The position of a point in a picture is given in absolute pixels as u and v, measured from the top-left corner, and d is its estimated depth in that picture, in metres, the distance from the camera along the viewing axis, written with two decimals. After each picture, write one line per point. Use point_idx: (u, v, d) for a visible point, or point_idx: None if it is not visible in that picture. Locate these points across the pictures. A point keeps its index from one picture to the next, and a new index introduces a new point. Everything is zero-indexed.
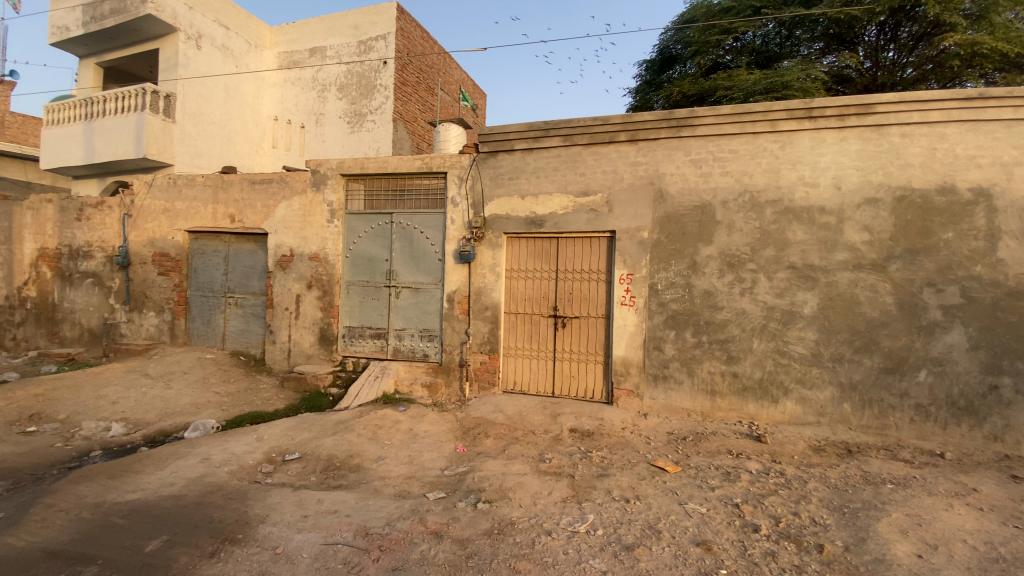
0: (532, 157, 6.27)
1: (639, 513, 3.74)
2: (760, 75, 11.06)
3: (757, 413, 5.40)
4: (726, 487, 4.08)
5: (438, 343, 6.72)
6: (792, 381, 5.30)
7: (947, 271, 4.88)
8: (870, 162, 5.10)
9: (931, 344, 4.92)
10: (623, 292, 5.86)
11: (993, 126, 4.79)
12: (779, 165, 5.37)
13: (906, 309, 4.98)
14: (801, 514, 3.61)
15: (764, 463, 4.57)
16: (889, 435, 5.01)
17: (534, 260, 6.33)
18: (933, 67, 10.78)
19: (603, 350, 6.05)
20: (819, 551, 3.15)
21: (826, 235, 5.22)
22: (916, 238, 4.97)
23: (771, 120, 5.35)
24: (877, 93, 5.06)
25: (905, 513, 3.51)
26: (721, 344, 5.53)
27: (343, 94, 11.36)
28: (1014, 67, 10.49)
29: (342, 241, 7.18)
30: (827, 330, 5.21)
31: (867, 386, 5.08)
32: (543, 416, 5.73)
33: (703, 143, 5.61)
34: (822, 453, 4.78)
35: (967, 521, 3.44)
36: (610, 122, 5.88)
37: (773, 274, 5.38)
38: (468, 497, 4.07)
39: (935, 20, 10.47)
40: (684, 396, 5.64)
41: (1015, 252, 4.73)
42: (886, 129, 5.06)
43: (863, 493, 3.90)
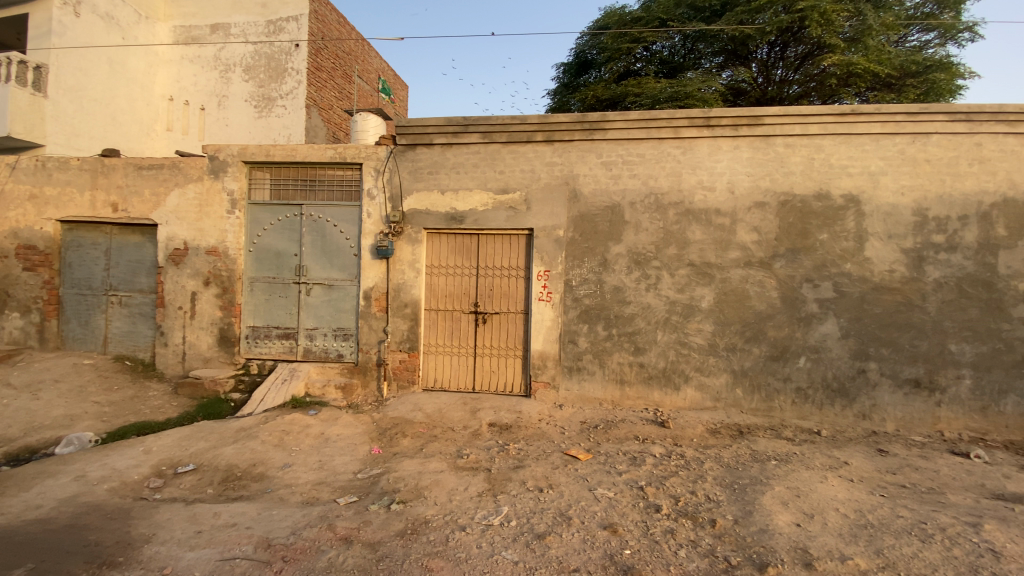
0: (451, 152, 6.21)
1: (551, 502, 3.84)
2: (666, 84, 11.79)
3: (662, 400, 5.76)
4: (632, 471, 4.31)
5: (353, 342, 6.46)
6: (692, 369, 5.70)
7: (822, 268, 5.49)
8: (759, 169, 5.60)
9: (808, 333, 5.51)
10: (540, 287, 5.98)
11: (863, 140, 5.44)
12: (681, 169, 5.74)
13: (788, 302, 5.54)
14: (698, 492, 3.90)
15: (667, 447, 4.88)
16: (774, 416, 5.55)
17: (454, 256, 6.28)
18: (815, 85, 12.09)
19: (522, 345, 6.14)
20: (712, 525, 3.43)
21: (722, 235, 5.67)
22: (797, 238, 5.53)
23: (675, 127, 5.71)
24: (765, 106, 5.57)
25: (786, 486, 3.91)
26: (630, 336, 5.82)
27: (249, 76, 10.57)
28: (883, 86, 11.87)
29: (245, 234, 6.69)
30: (722, 323, 5.66)
31: (756, 372, 5.59)
32: (463, 412, 5.71)
33: (614, 146, 5.87)
34: (718, 434, 5.19)
35: (835, 489, 3.89)
36: (527, 121, 5.98)
37: (676, 270, 5.74)
38: (382, 499, 3.96)
39: (815, 43, 11.72)
40: (596, 386, 5.88)
41: (876, 252, 5.41)
42: (772, 140, 5.59)
43: (751, 470, 4.29)
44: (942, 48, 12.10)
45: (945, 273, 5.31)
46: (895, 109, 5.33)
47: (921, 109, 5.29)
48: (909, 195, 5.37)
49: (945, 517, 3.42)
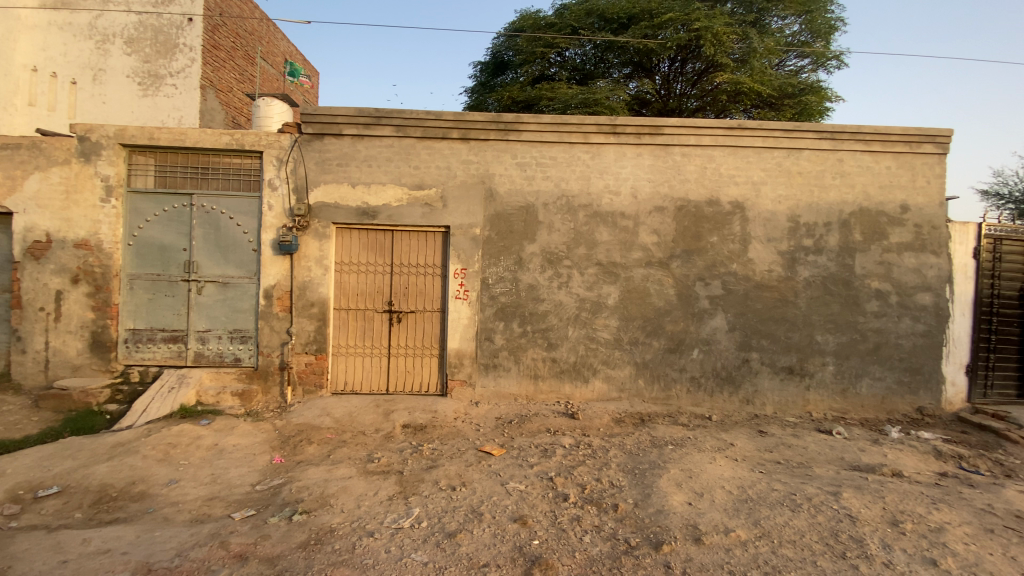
0: (362, 145, 5.99)
1: (463, 499, 3.86)
2: (577, 91, 12.29)
3: (572, 393, 5.99)
4: (543, 463, 4.45)
5: (253, 345, 6.02)
6: (599, 362, 5.99)
7: (713, 268, 6.00)
8: (660, 176, 6.01)
9: (701, 327, 6.00)
10: (457, 286, 5.96)
11: (747, 152, 6.02)
12: (590, 173, 6.00)
13: (684, 299, 6.00)
14: (603, 479, 4.11)
15: (576, 437, 5.09)
16: (672, 404, 5.99)
17: (366, 253, 6.07)
18: (710, 100, 13.13)
19: (438, 344, 6.08)
20: (615, 510, 3.63)
21: (626, 236, 6.00)
22: (692, 240, 6.01)
23: (584, 132, 5.96)
24: (666, 117, 5.98)
25: (680, 469, 4.23)
26: (543, 333, 5.98)
27: (132, 49, 9.42)
28: (766, 105, 13.18)
29: (124, 226, 5.99)
30: (626, 318, 6.00)
31: (656, 364, 6.00)
32: (375, 415, 5.54)
33: (527, 148, 5.99)
34: (622, 423, 5.50)
35: (722, 469, 4.29)
36: (442, 118, 5.92)
37: (585, 269, 6.00)
38: (283, 510, 3.74)
39: (709, 62, 12.81)
40: (511, 382, 5.98)
41: (758, 253, 6.02)
42: (671, 149, 6.01)
43: (650, 455, 4.60)
44: (814, 74, 13.68)
45: (813, 273, 6.03)
46: (774, 125, 5.96)
47: (795, 127, 5.95)
48: (785, 203, 6.03)
49: (811, 488, 3.89)
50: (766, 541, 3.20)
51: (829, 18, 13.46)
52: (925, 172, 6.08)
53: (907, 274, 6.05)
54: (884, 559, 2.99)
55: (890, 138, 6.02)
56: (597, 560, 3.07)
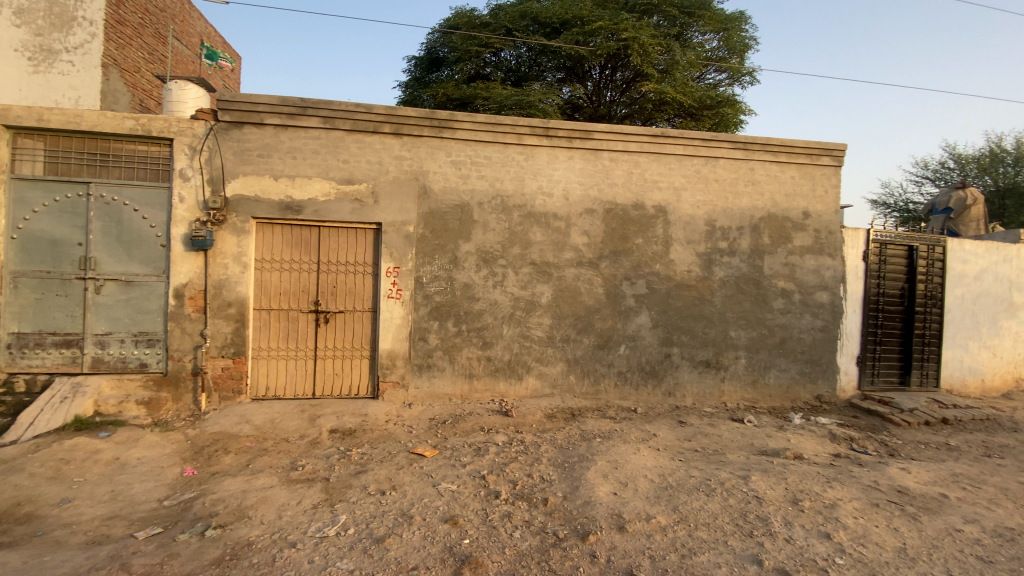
0: (286, 135, 5.70)
1: (393, 503, 3.79)
2: (512, 92, 12.44)
3: (507, 391, 6.06)
4: (476, 461, 4.47)
5: (161, 349, 5.54)
6: (533, 360, 6.10)
7: (638, 268, 6.29)
8: (590, 179, 6.21)
9: (628, 324, 6.28)
10: (390, 285, 5.83)
11: (670, 159, 6.37)
12: (524, 174, 6.09)
13: (612, 297, 6.24)
14: (533, 474, 4.19)
15: (509, 434, 5.14)
16: (601, 398, 6.22)
17: (290, 250, 5.77)
18: (637, 108, 13.74)
19: (369, 345, 5.91)
20: (545, 504, 3.72)
21: (559, 237, 6.15)
22: (619, 242, 6.26)
23: (518, 133, 6.04)
24: (595, 123, 6.18)
25: (607, 460, 4.40)
26: (477, 332, 5.99)
27: (20, 19, 8.23)
28: (688, 115, 13.97)
29: (6, 216, 5.31)
30: (558, 317, 6.15)
31: (587, 360, 6.20)
32: (299, 420, 5.29)
33: (462, 146, 5.97)
34: (554, 419, 5.64)
35: (645, 459, 4.51)
36: (374, 111, 5.76)
37: (519, 269, 6.07)
38: (195, 526, 3.49)
39: (637, 71, 13.40)
40: (445, 382, 5.94)
41: (679, 254, 6.39)
42: (600, 153, 6.23)
43: (580, 448, 4.75)
44: (730, 88, 14.66)
45: (728, 273, 6.48)
46: (694, 135, 6.34)
47: (713, 137, 6.37)
48: (703, 208, 6.44)
49: (724, 473, 4.18)
50: (684, 526, 3.41)
51: (743, 37, 14.49)
52: (823, 182, 6.72)
53: (808, 275, 6.66)
54: (785, 535, 3.27)
55: (794, 151, 6.60)
56: (526, 555, 3.12)
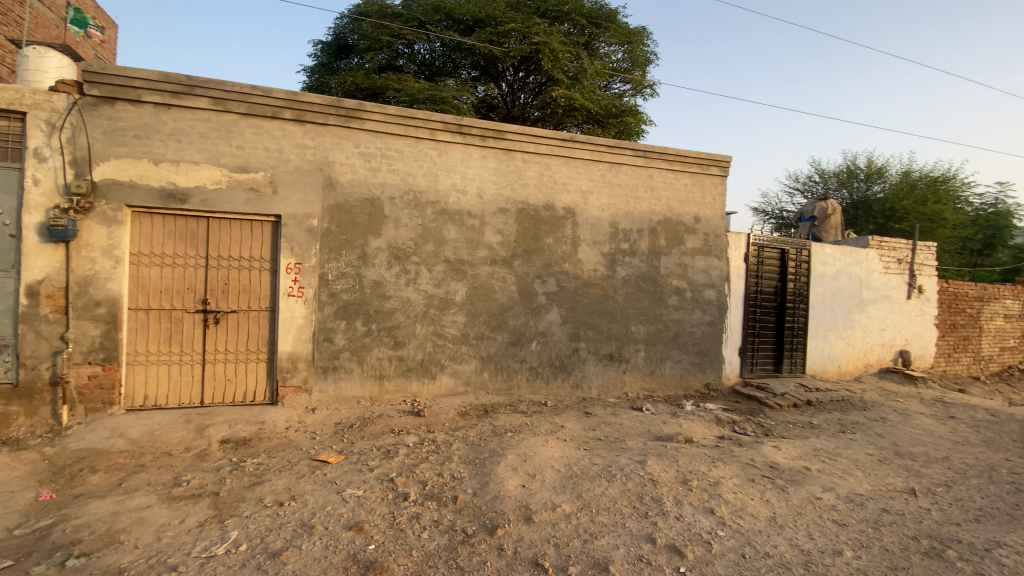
0: (170, 116, 5.14)
1: (292, 514, 3.57)
2: (425, 86, 12.26)
3: (419, 391, 5.95)
4: (384, 464, 4.34)
5: (9, 356, 4.75)
6: (446, 358, 6.05)
7: (549, 267, 6.48)
8: (503, 179, 6.28)
9: (539, 321, 6.44)
10: (290, 282, 5.47)
11: (579, 163, 6.64)
12: (436, 170, 6.00)
13: (524, 295, 6.37)
14: (444, 473, 4.15)
15: (421, 434, 5.05)
16: (514, 393, 6.33)
17: (174, 243, 5.21)
18: (548, 112, 14.17)
19: (267, 347, 5.50)
20: (454, 502, 3.70)
21: (473, 235, 6.15)
22: (531, 241, 6.40)
23: (430, 129, 5.95)
24: (508, 123, 6.27)
25: (517, 454, 4.49)
26: (388, 331, 5.82)
27: None
28: (595, 122, 14.65)
29: None
30: (472, 315, 6.15)
31: (500, 357, 6.28)
32: (185, 431, 4.80)
33: (371, 138, 5.76)
34: (467, 416, 5.63)
35: (553, 450, 4.66)
36: (273, 95, 5.37)
37: (433, 266, 5.99)
38: (52, 557, 3.04)
39: (548, 75, 13.76)
40: (353, 384, 5.70)
41: (587, 254, 6.67)
42: (513, 154, 6.33)
43: (491, 443, 4.80)
44: (633, 98, 15.55)
45: (630, 273, 6.89)
46: (600, 141, 6.66)
47: (617, 143, 6.73)
48: (608, 211, 6.78)
49: (624, 459, 4.45)
50: (586, 512, 3.57)
51: (645, 51, 15.41)
52: (712, 190, 7.37)
53: (699, 274, 7.27)
54: (675, 513, 3.55)
55: (687, 160, 7.17)
56: (433, 555, 3.09)
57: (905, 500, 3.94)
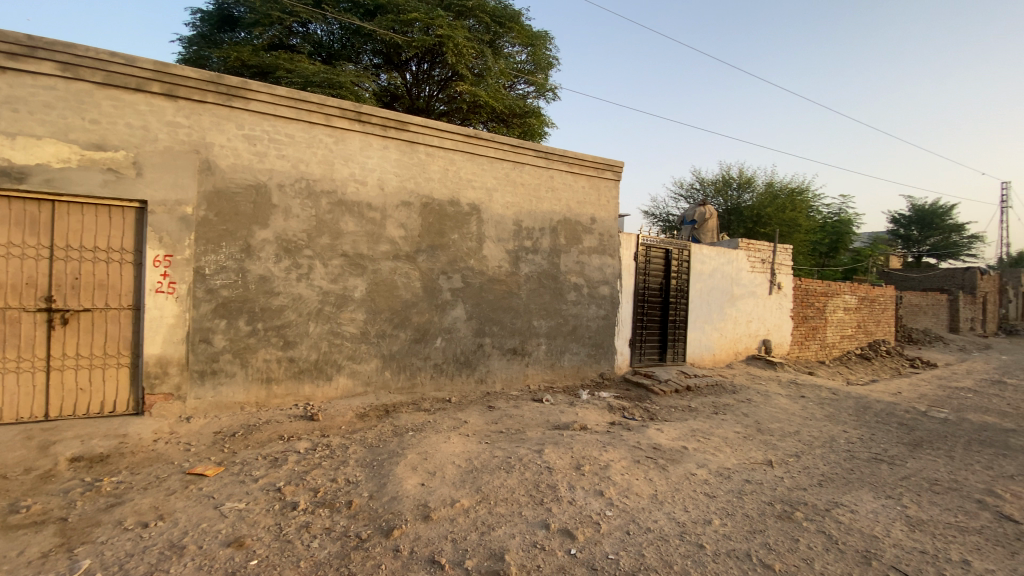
0: (3, 78, 4.32)
1: (159, 535, 3.18)
2: (320, 68, 11.72)
3: (312, 393, 5.61)
4: (271, 474, 4.03)
5: None
6: (343, 358, 5.77)
7: (453, 263, 6.43)
8: (405, 171, 6.11)
9: (443, 317, 6.37)
10: (159, 277, 4.88)
11: (483, 159, 6.67)
12: (333, 159, 5.69)
13: (428, 291, 6.26)
14: (338, 478, 3.95)
15: (313, 439, 4.75)
16: (416, 391, 6.20)
17: (6, 229, 4.38)
18: (454, 107, 14.14)
19: (131, 350, 4.86)
20: (348, 507, 3.54)
21: (373, 228, 5.91)
22: (435, 236, 6.31)
23: (326, 114, 5.62)
24: (410, 115, 6.12)
25: (417, 453, 4.40)
26: (277, 330, 5.42)
27: None
28: (500, 120, 14.84)
29: None
30: (372, 311, 5.92)
31: (402, 355, 6.12)
32: (22, 449, 4.07)
33: (257, 120, 5.30)
34: (366, 417, 5.41)
35: (455, 446, 4.64)
36: (137, 65, 4.75)
37: (329, 261, 5.67)
38: None
39: (453, 70, 13.69)
40: (236, 389, 5.22)
41: (492, 251, 6.72)
42: (416, 146, 6.19)
43: (390, 444, 4.66)
44: (537, 100, 15.97)
45: (532, 269, 7.06)
46: (503, 139, 6.74)
47: (519, 143, 6.87)
48: (512, 209, 6.89)
49: (523, 450, 4.56)
50: (485, 504, 3.60)
51: (548, 55, 15.87)
52: (608, 192, 7.80)
53: (595, 272, 7.66)
54: (569, 498, 3.70)
55: (585, 162, 7.52)
56: (323, 564, 2.92)
57: (764, 471, 4.47)
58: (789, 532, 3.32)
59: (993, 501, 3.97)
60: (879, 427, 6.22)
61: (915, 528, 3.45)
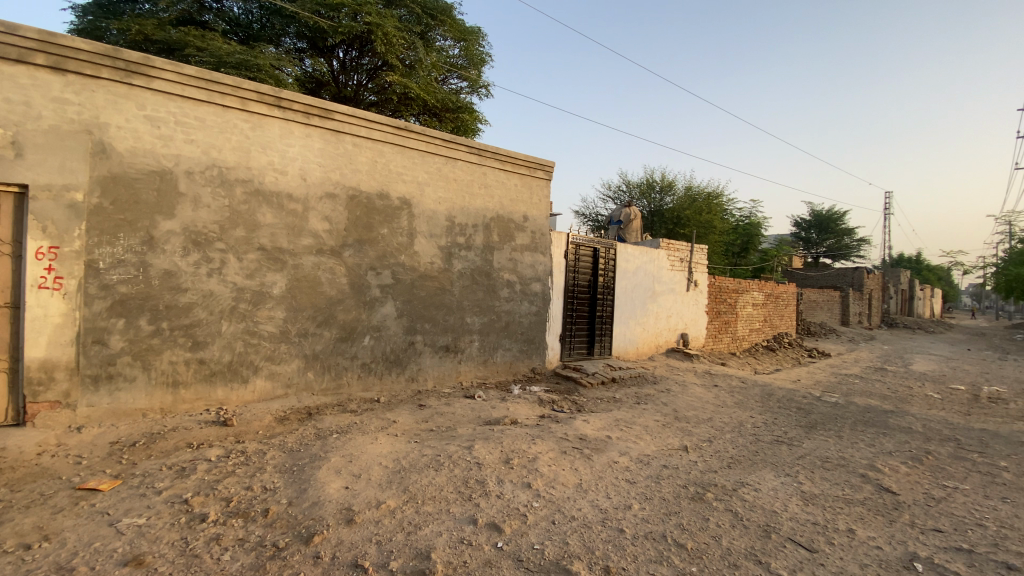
0: None
1: (42, 558, 2.82)
2: (235, 48, 11.03)
3: (226, 397, 5.25)
4: (177, 485, 3.71)
5: None
6: (260, 359, 5.44)
7: (382, 258, 6.24)
8: (330, 162, 5.85)
9: (371, 315, 6.17)
10: (43, 272, 4.33)
11: (414, 153, 6.53)
12: (249, 146, 5.33)
13: (355, 287, 6.04)
14: (253, 486, 3.71)
15: (226, 446, 4.43)
16: (342, 392, 5.97)
17: None
18: (383, 98, 13.78)
19: (10, 353, 4.29)
20: (265, 515, 3.34)
21: (294, 221, 5.61)
22: (363, 231, 6.09)
23: (241, 98, 5.26)
24: (335, 103, 5.87)
25: (341, 455, 4.24)
26: (185, 330, 5.00)
27: None
28: (432, 114, 14.63)
29: None
30: (293, 309, 5.62)
31: (326, 354, 5.87)
32: None
33: (161, 100, 4.85)
34: (286, 420, 5.13)
35: (382, 447, 4.51)
36: (14, 31, 4.18)
37: (244, 255, 5.31)
38: None
39: (382, 60, 13.31)
40: (137, 395, 4.77)
41: (423, 247, 6.60)
42: (342, 136, 5.94)
43: (312, 447, 4.45)
44: (470, 96, 15.89)
45: (465, 266, 7.02)
46: (435, 134, 6.64)
47: (451, 138, 6.80)
48: (444, 204, 6.81)
49: (453, 447, 4.53)
50: (412, 504, 3.54)
51: (481, 51, 15.84)
52: (539, 190, 7.91)
53: (527, 269, 7.75)
54: (497, 492, 3.73)
55: (517, 160, 7.58)
56: None
57: (680, 456, 4.75)
58: (702, 513, 3.55)
59: (874, 475, 4.48)
60: (781, 411, 6.81)
61: (809, 503, 3.81)
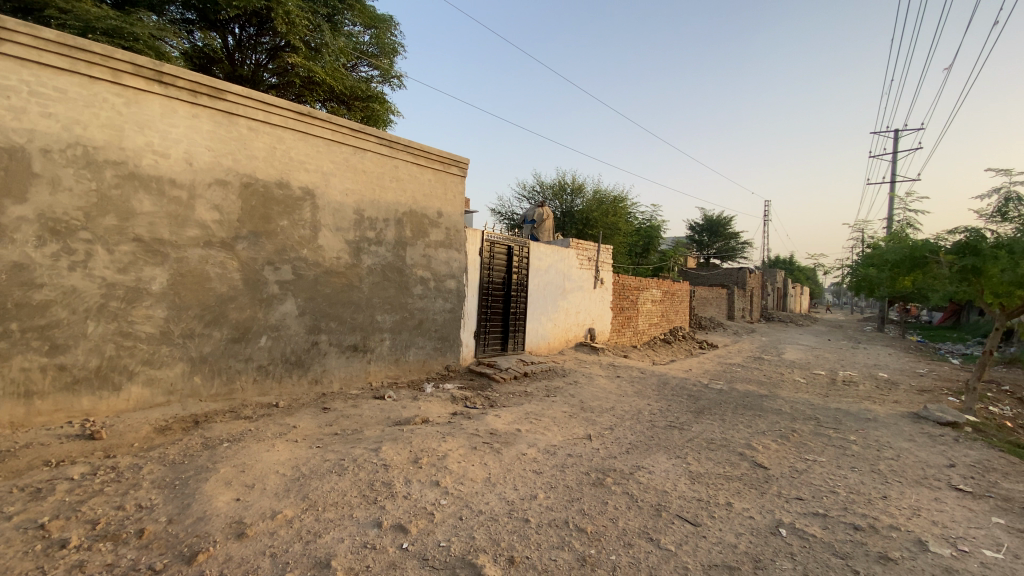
0: None
1: None
2: (107, 13, 9.81)
3: (93, 407, 4.63)
4: (29, 508, 3.21)
5: None
6: (136, 363, 4.87)
7: (282, 252, 5.86)
8: (221, 146, 5.38)
9: (269, 313, 5.77)
10: None
11: (318, 141, 6.20)
12: (122, 124, 4.74)
13: (250, 284, 5.61)
14: (126, 505, 3.32)
15: (93, 462, 3.91)
16: (235, 398, 5.52)
17: None
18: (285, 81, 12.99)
19: None
20: (140, 536, 3.00)
21: (178, 209, 5.08)
22: (259, 222, 5.67)
23: (114, 69, 4.66)
24: (228, 83, 5.40)
25: (232, 465, 3.92)
26: (40, 332, 4.34)
27: None
28: (340, 102, 14.02)
29: None
30: (176, 307, 5.10)
31: (216, 357, 5.39)
32: None
33: (10, 64, 4.15)
34: (168, 431, 4.64)
35: (280, 453, 4.24)
36: None
37: (115, 246, 4.71)
38: None
39: (284, 40, 12.50)
40: None
41: (328, 240, 6.28)
42: (235, 119, 5.49)
43: (199, 459, 4.07)
44: (381, 86, 15.43)
45: (374, 261, 6.78)
46: (342, 122, 6.35)
47: (359, 127, 6.54)
48: (351, 196, 6.52)
49: (358, 449, 4.38)
50: (311, 512, 3.36)
51: (393, 41, 15.40)
52: (452, 186, 7.86)
53: (440, 265, 7.66)
54: (404, 492, 3.66)
55: (430, 155, 7.47)
56: None
57: (583, 444, 4.98)
58: (602, 497, 3.75)
59: (750, 452, 5.01)
60: (674, 399, 7.39)
61: (695, 481, 4.18)
